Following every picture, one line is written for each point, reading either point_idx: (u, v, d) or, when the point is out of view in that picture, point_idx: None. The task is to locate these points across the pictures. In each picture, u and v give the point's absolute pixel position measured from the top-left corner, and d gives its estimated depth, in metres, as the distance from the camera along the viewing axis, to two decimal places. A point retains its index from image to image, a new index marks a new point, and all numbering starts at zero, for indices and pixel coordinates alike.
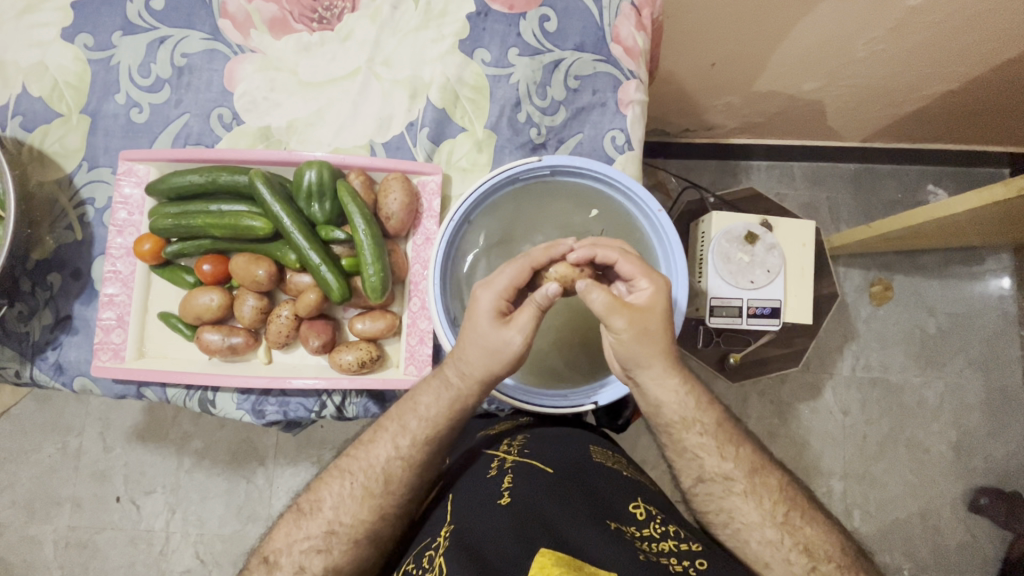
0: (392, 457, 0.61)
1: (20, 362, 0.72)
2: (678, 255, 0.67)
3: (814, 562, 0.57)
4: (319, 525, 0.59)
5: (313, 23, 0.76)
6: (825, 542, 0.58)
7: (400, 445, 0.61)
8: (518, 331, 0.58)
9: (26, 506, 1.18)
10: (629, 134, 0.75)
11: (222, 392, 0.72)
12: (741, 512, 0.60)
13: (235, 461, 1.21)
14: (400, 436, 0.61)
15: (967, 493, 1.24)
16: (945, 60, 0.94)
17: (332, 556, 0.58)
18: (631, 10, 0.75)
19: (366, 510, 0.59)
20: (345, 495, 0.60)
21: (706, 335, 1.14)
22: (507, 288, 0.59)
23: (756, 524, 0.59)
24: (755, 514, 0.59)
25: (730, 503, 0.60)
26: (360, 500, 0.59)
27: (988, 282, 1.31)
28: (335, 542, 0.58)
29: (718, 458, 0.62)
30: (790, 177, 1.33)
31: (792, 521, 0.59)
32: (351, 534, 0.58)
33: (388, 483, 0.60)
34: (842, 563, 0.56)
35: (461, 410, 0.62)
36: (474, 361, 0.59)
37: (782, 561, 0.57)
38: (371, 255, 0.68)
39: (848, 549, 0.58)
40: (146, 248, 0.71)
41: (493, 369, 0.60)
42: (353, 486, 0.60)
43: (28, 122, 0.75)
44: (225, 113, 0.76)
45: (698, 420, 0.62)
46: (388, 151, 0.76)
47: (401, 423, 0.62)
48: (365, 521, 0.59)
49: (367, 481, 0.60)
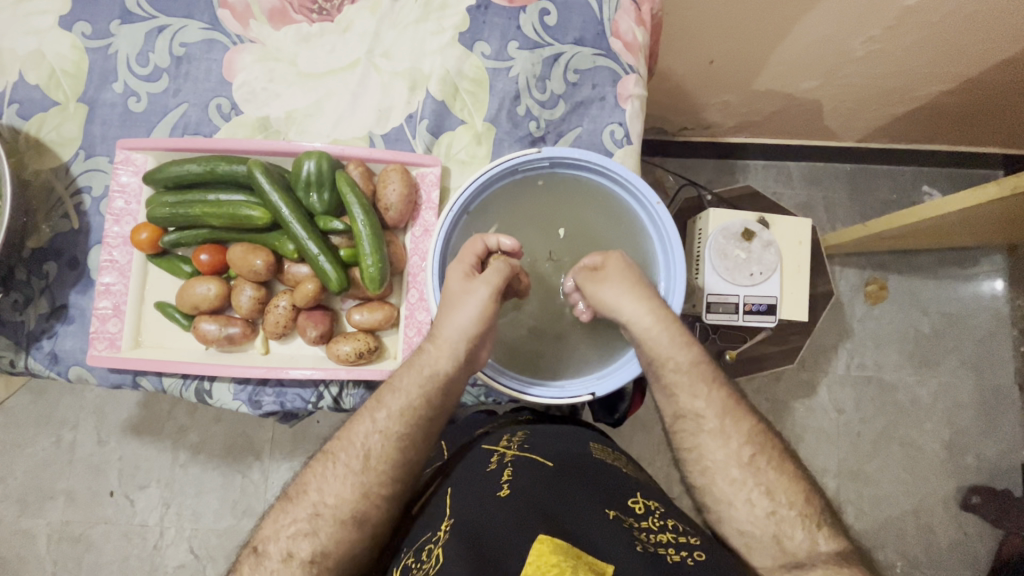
0: (372, 432, 0.60)
1: (14, 352, 0.71)
2: (677, 252, 0.67)
3: (775, 505, 0.56)
4: (305, 508, 0.57)
5: (313, 14, 0.76)
6: (789, 489, 0.58)
7: (377, 420, 0.61)
8: (481, 283, 0.64)
9: (19, 500, 1.18)
10: (628, 129, 0.75)
11: (219, 382, 0.71)
12: (737, 468, 0.59)
13: (231, 455, 1.20)
14: (381, 413, 0.61)
15: (959, 491, 1.25)
16: (942, 61, 0.95)
17: (319, 538, 0.56)
18: (631, 5, 0.75)
19: (349, 490, 0.58)
20: (329, 475, 0.59)
21: (703, 331, 1.13)
22: (468, 252, 0.66)
23: (723, 465, 0.59)
24: (722, 454, 0.59)
25: (728, 459, 0.59)
26: (344, 479, 0.58)
27: (981, 283, 1.32)
28: (320, 524, 0.56)
29: (715, 415, 0.61)
30: (786, 177, 1.33)
31: (758, 464, 0.59)
32: (337, 515, 0.57)
33: (370, 458, 0.59)
34: (804, 511, 0.56)
35: (434, 377, 0.62)
36: (452, 322, 0.63)
37: (746, 503, 0.57)
38: (369, 246, 0.68)
39: (817, 503, 0.58)
40: (144, 238, 0.71)
41: (459, 323, 0.63)
42: (336, 466, 0.59)
43: (25, 110, 0.75)
44: (224, 103, 0.75)
45: (691, 405, 0.62)
46: (387, 143, 0.76)
47: (378, 400, 0.62)
48: (349, 501, 0.57)
49: (347, 458, 0.59)
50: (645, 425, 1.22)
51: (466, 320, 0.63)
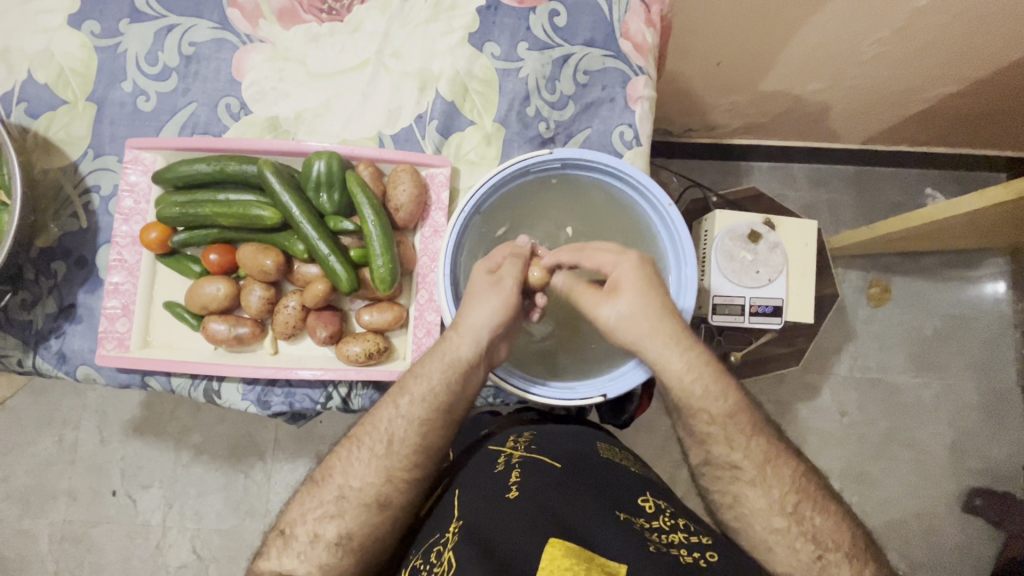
0: (396, 417, 0.60)
1: (23, 351, 0.71)
2: (689, 253, 0.67)
3: (821, 550, 0.56)
4: (330, 491, 0.58)
5: (323, 14, 0.76)
6: (834, 533, 0.57)
7: (400, 406, 0.60)
8: (505, 279, 0.63)
9: (21, 499, 1.17)
10: (637, 130, 0.75)
11: (227, 382, 0.71)
12: (747, 499, 0.59)
13: (234, 455, 1.20)
14: (403, 399, 0.60)
15: (962, 493, 1.25)
16: (949, 63, 0.95)
17: (345, 521, 0.56)
18: (640, 6, 0.75)
19: (374, 473, 0.58)
20: (354, 459, 0.59)
21: (708, 333, 1.12)
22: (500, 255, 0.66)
23: (765, 511, 0.58)
24: (762, 502, 0.58)
25: (737, 490, 0.60)
26: (369, 463, 0.58)
27: (985, 286, 1.32)
28: (346, 507, 0.57)
29: (727, 447, 0.60)
30: (790, 178, 1.34)
31: (802, 511, 0.58)
32: (362, 498, 0.57)
33: (393, 442, 0.59)
34: (850, 553, 0.56)
35: (455, 362, 0.61)
36: (473, 315, 0.61)
37: (781, 538, 0.57)
38: (380, 247, 0.68)
39: (857, 540, 0.58)
40: (153, 237, 0.71)
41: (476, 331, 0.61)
42: (360, 450, 0.59)
43: (33, 109, 0.75)
44: (233, 103, 0.75)
45: (699, 402, 0.61)
46: (396, 143, 0.76)
47: (401, 386, 0.62)
48: (374, 484, 0.58)
49: (372, 443, 0.59)
50: (649, 426, 1.22)
51: (489, 313, 0.61)
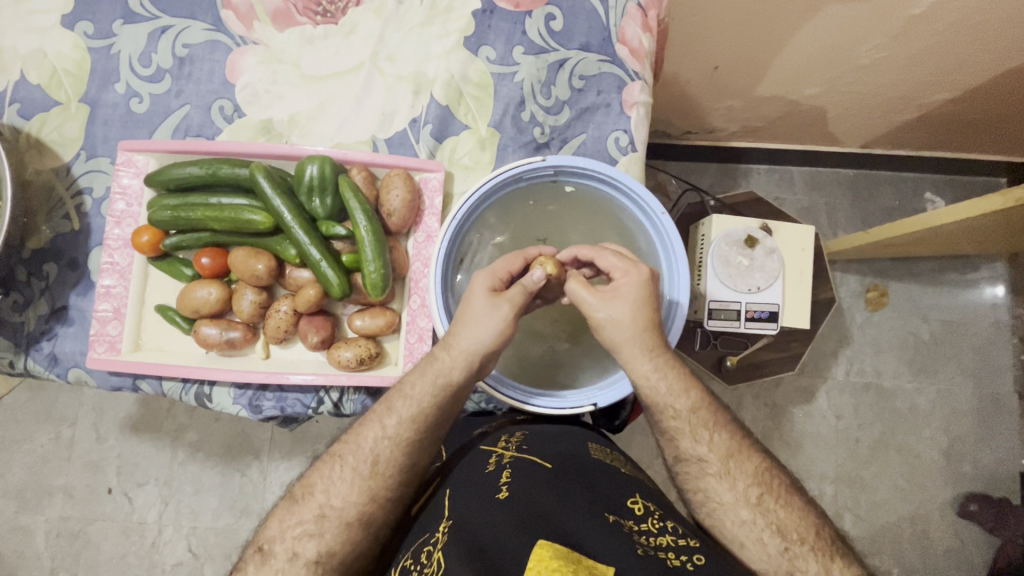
0: (382, 437, 0.60)
1: (14, 353, 0.71)
2: (680, 255, 0.67)
3: (772, 532, 0.56)
4: (311, 508, 0.57)
5: (317, 16, 0.75)
6: (799, 524, 0.56)
7: (387, 426, 0.60)
8: (507, 302, 0.61)
9: (17, 496, 1.17)
10: (632, 136, 0.75)
11: (219, 386, 0.71)
12: (720, 496, 0.59)
13: (229, 454, 1.20)
14: (391, 419, 0.60)
15: (956, 498, 1.25)
16: (948, 69, 0.95)
17: (325, 540, 0.55)
18: (637, 11, 0.74)
19: (357, 493, 0.58)
20: (337, 478, 0.58)
21: (703, 338, 1.13)
22: (502, 267, 0.64)
23: (731, 504, 0.58)
24: (730, 496, 0.58)
25: (705, 481, 0.60)
26: (352, 482, 0.58)
27: (982, 290, 1.32)
28: (326, 526, 0.56)
29: (693, 442, 0.61)
30: (789, 182, 1.33)
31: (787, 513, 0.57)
32: (344, 517, 0.57)
33: (378, 463, 0.59)
34: (817, 545, 0.55)
35: (446, 384, 0.61)
36: (469, 337, 0.60)
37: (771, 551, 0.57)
38: (372, 252, 0.67)
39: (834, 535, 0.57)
40: (144, 240, 0.70)
41: (477, 335, 0.60)
42: (343, 470, 0.59)
43: (26, 110, 0.74)
44: (226, 105, 0.75)
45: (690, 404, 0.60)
46: (390, 147, 0.75)
47: (388, 405, 0.61)
48: (357, 504, 0.57)
49: (355, 463, 0.59)
50: (643, 429, 1.22)
51: (485, 339, 0.60)
